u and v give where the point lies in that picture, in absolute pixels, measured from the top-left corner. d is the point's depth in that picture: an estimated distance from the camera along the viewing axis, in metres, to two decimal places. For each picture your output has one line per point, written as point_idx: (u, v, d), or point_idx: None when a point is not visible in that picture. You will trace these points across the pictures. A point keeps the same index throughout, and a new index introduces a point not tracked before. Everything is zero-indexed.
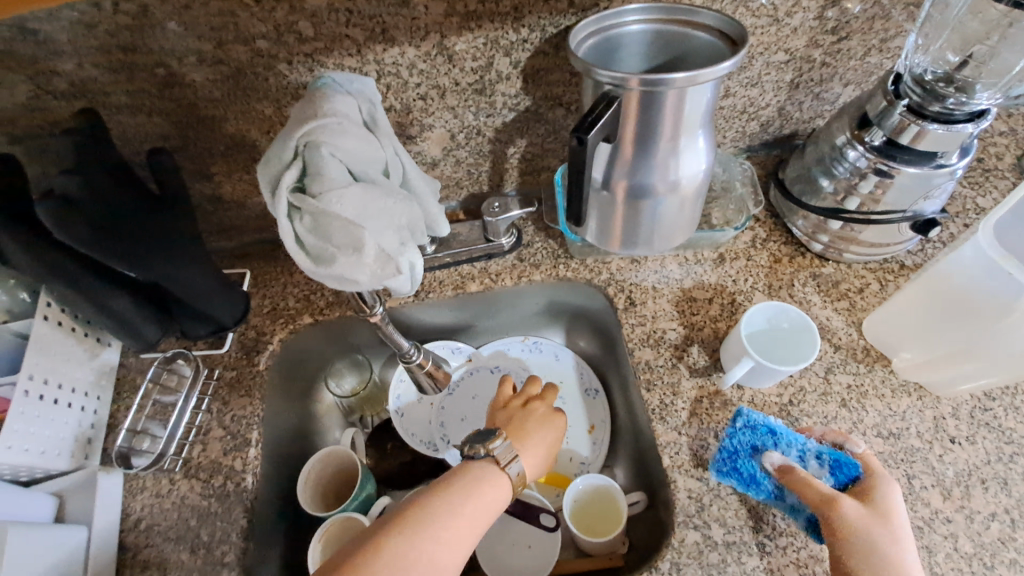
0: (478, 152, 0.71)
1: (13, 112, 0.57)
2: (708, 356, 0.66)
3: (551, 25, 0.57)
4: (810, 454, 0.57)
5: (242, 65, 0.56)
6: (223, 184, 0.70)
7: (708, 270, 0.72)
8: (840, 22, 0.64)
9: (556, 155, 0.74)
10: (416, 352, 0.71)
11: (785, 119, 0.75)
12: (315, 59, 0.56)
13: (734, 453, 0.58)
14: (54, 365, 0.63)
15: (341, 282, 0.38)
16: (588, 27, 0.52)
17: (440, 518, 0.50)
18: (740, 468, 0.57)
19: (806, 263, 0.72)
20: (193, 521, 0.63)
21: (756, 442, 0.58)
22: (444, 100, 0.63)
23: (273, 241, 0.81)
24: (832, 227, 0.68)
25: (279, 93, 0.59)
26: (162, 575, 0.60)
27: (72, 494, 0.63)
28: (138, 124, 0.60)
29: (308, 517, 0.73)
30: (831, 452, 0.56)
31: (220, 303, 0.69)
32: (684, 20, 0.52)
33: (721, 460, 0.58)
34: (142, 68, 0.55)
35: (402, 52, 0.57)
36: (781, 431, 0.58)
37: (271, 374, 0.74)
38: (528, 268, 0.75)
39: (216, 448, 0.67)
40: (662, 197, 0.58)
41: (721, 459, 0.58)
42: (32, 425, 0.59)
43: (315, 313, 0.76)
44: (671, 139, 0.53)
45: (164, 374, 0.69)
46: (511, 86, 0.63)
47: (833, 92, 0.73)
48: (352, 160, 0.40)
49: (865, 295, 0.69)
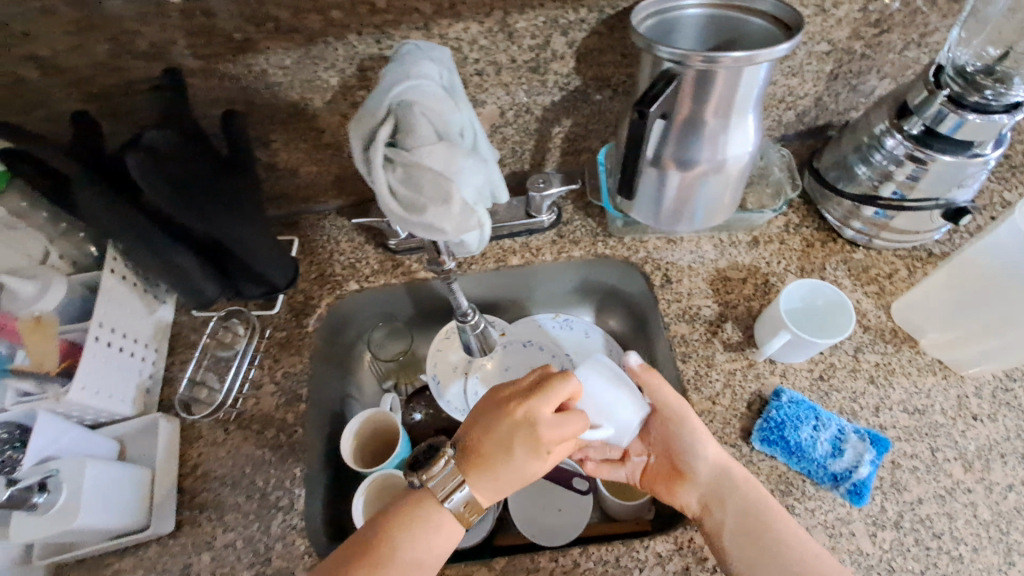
0: (524, 130, 0.74)
1: (90, 72, 0.59)
2: (742, 332, 0.69)
3: (609, 7, 0.60)
4: (848, 431, 0.61)
5: (315, 34, 0.59)
6: (280, 152, 0.73)
7: (742, 252, 0.75)
8: (883, 16, 0.66)
9: (599, 136, 0.77)
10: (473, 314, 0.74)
11: (821, 109, 0.78)
12: (384, 31, 0.59)
13: (781, 423, 0.61)
14: (120, 316, 0.67)
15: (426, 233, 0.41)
16: (649, 8, 0.55)
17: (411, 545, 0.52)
18: (786, 437, 0.60)
19: (837, 248, 0.75)
20: (248, 468, 0.66)
21: (801, 414, 0.61)
22: (499, 76, 0.66)
23: (320, 210, 0.84)
24: (865, 213, 0.71)
25: (346, 63, 0.62)
26: (219, 516, 0.64)
27: (134, 438, 0.66)
28: (209, 89, 0.63)
29: (350, 473, 0.76)
30: (871, 432, 0.61)
31: (272, 264, 0.72)
32: (741, 5, 0.54)
33: (767, 430, 0.61)
34: (221, 34, 0.58)
35: (466, 27, 0.60)
36: (823, 411, 0.62)
37: (318, 336, 0.77)
38: (568, 244, 0.78)
39: (269, 402, 0.70)
40: (708, 175, 0.60)
41: (767, 428, 0.61)
42: (101, 370, 0.63)
43: (361, 280, 0.79)
44: (723, 118, 0.55)
45: (220, 330, 0.74)
46: (564, 65, 0.66)
47: (869, 85, 0.75)
48: (438, 121, 0.43)
49: (893, 280, 0.72)
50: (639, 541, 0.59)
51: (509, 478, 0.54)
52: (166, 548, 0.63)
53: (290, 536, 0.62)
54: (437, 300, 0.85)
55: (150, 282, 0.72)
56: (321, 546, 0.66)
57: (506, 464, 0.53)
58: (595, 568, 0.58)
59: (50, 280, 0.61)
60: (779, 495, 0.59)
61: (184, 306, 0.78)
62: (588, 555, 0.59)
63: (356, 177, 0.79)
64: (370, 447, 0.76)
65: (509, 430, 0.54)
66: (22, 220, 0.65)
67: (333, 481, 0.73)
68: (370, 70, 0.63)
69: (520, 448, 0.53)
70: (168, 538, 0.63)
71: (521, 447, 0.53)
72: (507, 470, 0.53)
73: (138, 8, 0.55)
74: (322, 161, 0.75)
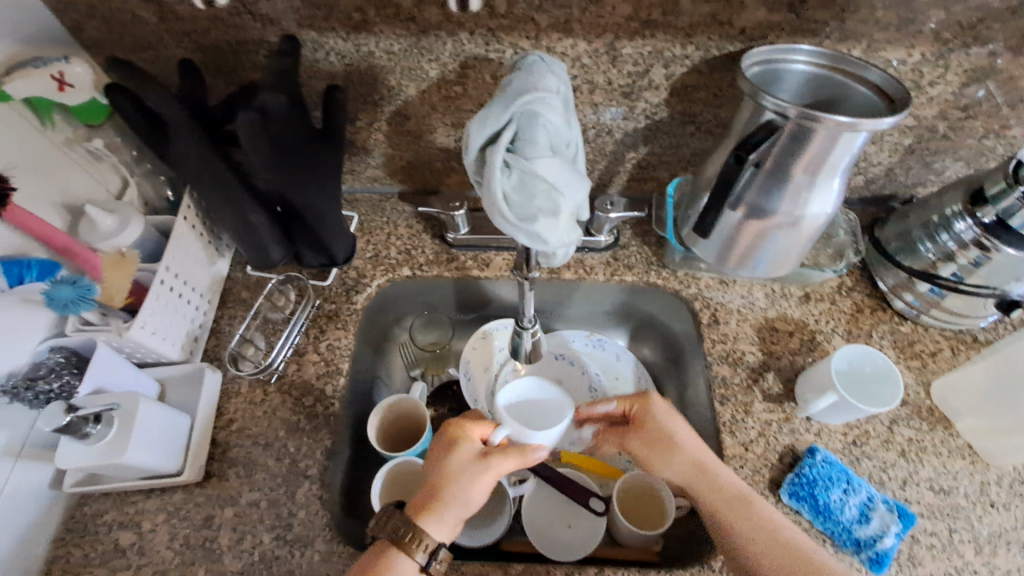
0: (600, 150, 0.75)
1: (206, 25, 0.61)
2: (782, 384, 0.70)
3: (716, 48, 0.61)
4: (877, 500, 0.62)
5: (428, 26, 0.60)
6: (361, 130, 0.74)
7: (793, 305, 0.76)
8: (972, 102, 0.67)
9: (670, 168, 0.78)
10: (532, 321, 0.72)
11: (890, 180, 0.79)
12: (495, 35, 0.61)
13: (812, 480, 0.62)
14: (184, 263, 0.68)
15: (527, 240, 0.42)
16: (759, 56, 0.56)
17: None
18: (815, 495, 0.61)
19: (886, 318, 0.75)
20: (282, 432, 0.67)
21: (832, 476, 0.62)
22: (592, 95, 0.67)
23: (383, 192, 0.85)
24: (919, 288, 0.72)
25: (449, 58, 0.64)
26: (248, 474, 0.65)
27: (176, 383, 0.68)
28: (312, 60, 0.65)
29: (372, 453, 0.77)
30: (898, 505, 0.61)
31: (334, 236, 0.73)
32: (849, 70, 0.55)
33: (797, 484, 0.62)
34: (339, 11, 0.59)
35: (574, 44, 0.61)
36: (854, 477, 0.63)
37: (364, 312, 0.78)
38: (622, 268, 0.79)
39: (310, 370, 0.72)
40: (783, 227, 0.61)
41: (797, 482, 0.62)
42: (161, 312, 0.64)
43: (414, 267, 0.80)
44: (811, 176, 0.56)
45: (276, 293, 0.76)
46: (656, 96, 0.67)
47: (943, 165, 0.76)
48: (555, 135, 0.44)
49: (936, 359, 0.73)
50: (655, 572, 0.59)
51: (460, 510, 0.55)
52: (192, 496, 0.64)
53: (314, 506, 0.63)
54: (480, 299, 0.86)
55: (215, 234, 0.73)
56: (340, 521, 0.67)
57: (449, 496, 0.55)
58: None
59: (129, 218, 0.62)
60: None
61: (239, 262, 0.79)
62: None
63: (426, 167, 0.81)
64: (394, 431, 0.77)
65: (445, 463, 0.56)
66: (110, 154, 0.66)
67: (356, 458, 0.74)
68: (470, 69, 0.65)
69: (457, 476, 0.55)
70: (195, 486, 0.64)
71: (462, 479, 0.55)
72: (454, 503, 0.55)
73: None
74: (398, 145, 0.77)
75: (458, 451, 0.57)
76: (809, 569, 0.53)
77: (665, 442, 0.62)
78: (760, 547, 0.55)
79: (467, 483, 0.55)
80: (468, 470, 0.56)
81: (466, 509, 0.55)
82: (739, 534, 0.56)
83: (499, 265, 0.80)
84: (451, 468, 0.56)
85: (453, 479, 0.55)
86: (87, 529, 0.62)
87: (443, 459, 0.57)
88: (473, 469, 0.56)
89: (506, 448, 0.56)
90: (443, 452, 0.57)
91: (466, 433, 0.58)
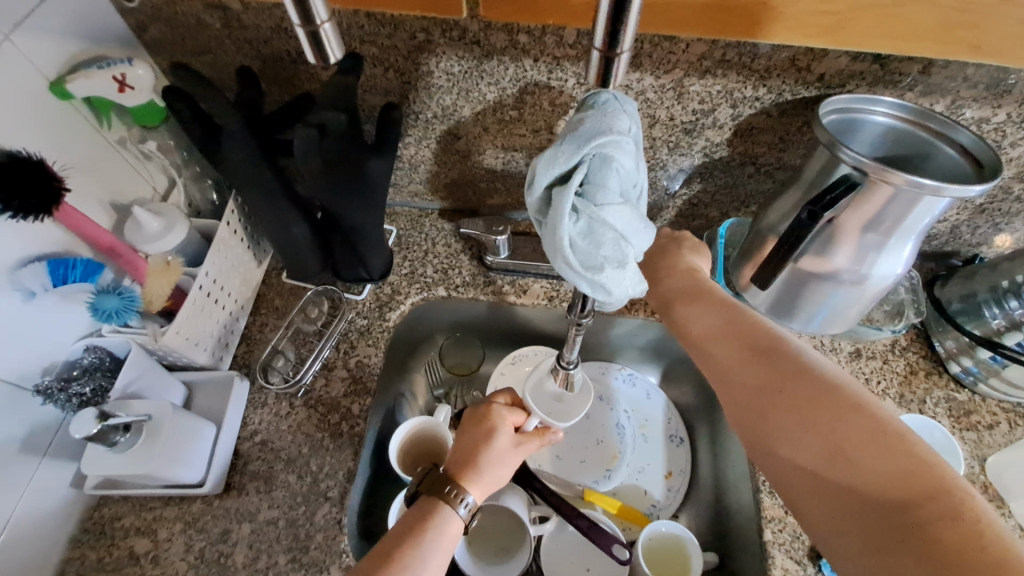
0: (652, 184, 0.73)
1: (269, 34, 0.61)
2: None
3: (789, 92, 0.58)
4: None
5: (492, 50, 0.59)
6: (410, 146, 0.73)
7: (842, 361, 0.72)
8: None
9: (721, 208, 0.75)
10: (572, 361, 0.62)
11: (954, 237, 0.75)
12: (559, 64, 0.59)
13: None
14: (223, 269, 0.67)
15: (590, 289, 0.40)
16: (838, 105, 0.54)
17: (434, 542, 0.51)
18: None
19: (940, 383, 0.71)
20: (305, 449, 0.66)
21: None
22: (651, 130, 0.65)
23: (424, 208, 0.84)
24: (979, 355, 0.68)
25: (509, 83, 0.62)
26: (268, 490, 0.64)
27: (204, 390, 0.67)
28: (371, 75, 0.63)
29: (392, 475, 0.75)
30: None
31: (372, 250, 0.72)
32: (936, 128, 0.52)
33: None
34: (404, 30, 0.58)
35: (641, 78, 0.59)
36: None
37: (394, 331, 0.76)
38: None
39: (337, 387, 0.70)
40: (845, 286, 0.58)
41: None
42: (197, 319, 0.63)
43: (450, 287, 0.78)
44: (883, 236, 0.53)
45: (310, 305, 0.74)
46: (719, 135, 0.65)
47: (1012, 227, 0.72)
48: (626, 179, 0.42)
49: (993, 432, 0.69)
50: None
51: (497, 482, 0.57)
52: (211, 508, 0.62)
53: (332, 531, 0.61)
54: (512, 324, 0.83)
55: (254, 240, 0.73)
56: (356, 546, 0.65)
57: (491, 471, 0.56)
58: None
59: (174, 221, 0.61)
60: None
61: (274, 269, 0.78)
62: None
63: (470, 186, 0.79)
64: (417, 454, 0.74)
65: (486, 441, 0.57)
66: (160, 155, 0.66)
67: (375, 479, 0.72)
68: (529, 94, 0.63)
69: (498, 455, 0.57)
70: (214, 498, 0.63)
71: (504, 458, 0.57)
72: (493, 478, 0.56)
73: None
74: (445, 164, 0.75)
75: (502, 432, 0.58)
76: (859, 425, 0.45)
77: (772, 350, 0.52)
78: (796, 444, 0.47)
79: (506, 462, 0.57)
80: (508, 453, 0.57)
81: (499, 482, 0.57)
82: (801, 443, 0.47)
83: (537, 293, 0.78)
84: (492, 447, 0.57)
85: (495, 457, 0.57)
86: (104, 532, 0.61)
87: (484, 437, 0.57)
88: (512, 453, 0.58)
89: (535, 431, 0.60)
90: (481, 432, 0.58)
91: (506, 414, 0.59)
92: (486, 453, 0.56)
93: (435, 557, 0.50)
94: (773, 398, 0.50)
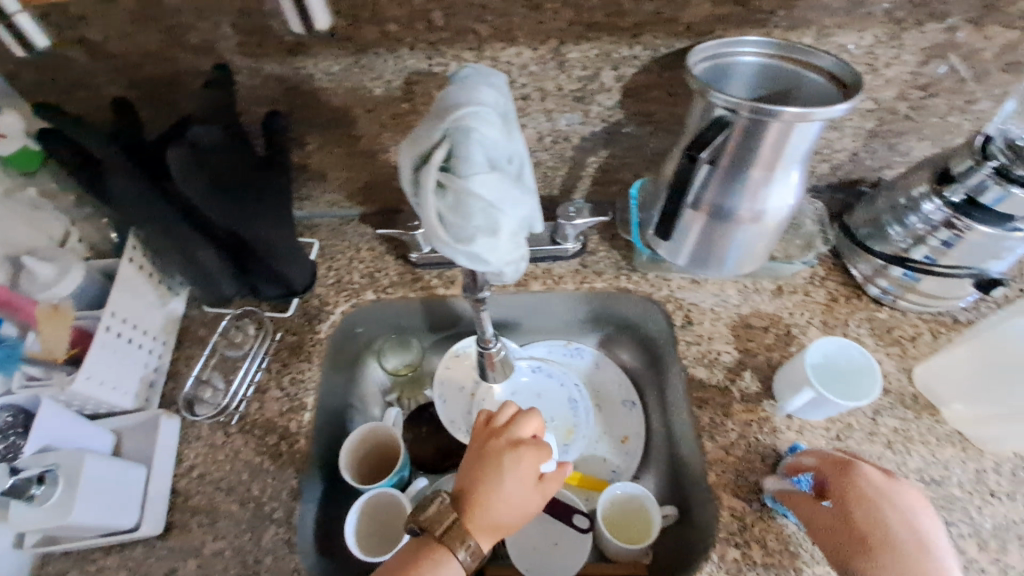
0: (560, 156, 0.73)
1: (138, 60, 0.59)
2: (760, 382, 0.68)
3: (664, 46, 0.59)
4: None
5: (366, 44, 0.58)
6: (312, 155, 0.72)
7: (766, 300, 0.74)
8: (931, 80, 0.65)
9: (633, 170, 0.76)
10: (495, 342, 0.72)
11: (856, 166, 0.77)
12: (436, 48, 0.59)
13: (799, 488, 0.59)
14: (132, 306, 0.65)
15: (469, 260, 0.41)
16: (706, 52, 0.55)
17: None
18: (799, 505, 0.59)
19: (861, 306, 0.74)
20: (245, 475, 0.65)
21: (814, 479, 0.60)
22: (544, 102, 0.66)
23: (344, 215, 0.83)
24: (893, 274, 0.71)
25: (392, 75, 0.61)
26: (210, 522, 0.62)
27: (130, 432, 0.64)
28: (251, 87, 0.62)
29: (346, 486, 0.74)
30: None
31: (290, 267, 0.70)
32: (800, 59, 0.54)
33: (780, 495, 0.59)
34: (272, 35, 0.57)
35: (519, 52, 0.59)
36: None
37: (329, 343, 0.75)
38: (590, 275, 0.77)
39: (273, 408, 0.69)
40: (746, 224, 0.59)
41: (781, 492, 0.59)
42: (109, 360, 0.62)
43: (379, 290, 0.77)
44: (768, 171, 0.55)
45: (232, 330, 0.73)
46: (610, 98, 0.65)
47: (908, 146, 0.74)
48: (492, 149, 0.42)
49: (916, 344, 0.71)
50: None
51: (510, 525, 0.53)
52: (154, 551, 0.60)
53: (282, 551, 0.60)
54: (448, 317, 0.83)
55: (165, 273, 0.71)
56: (313, 563, 0.63)
57: (512, 519, 0.51)
58: None
59: (69, 265, 0.60)
60: (787, 557, 0.58)
61: (195, 299, 0.76)
62: None
63: (383, 187, 0.78)
64: (369, 462, 0.75)
65: (509, 483, 0.52)
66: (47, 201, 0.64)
67: (328, 494, 0.71)
68: (416, 84, 0.62)
69: (518, 498, 0.52)
70: (156, 539, 0.61)
71: (528, 502, 0.52)
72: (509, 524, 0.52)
73: (195, 3, 0.55)
74: (352, 167, 0.74)
75: (529, 473, 0.52)
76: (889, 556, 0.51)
77: (861, 500, 0.54)
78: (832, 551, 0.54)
79: (529, 509, 0.53)
80: (533, 500, 0.52)
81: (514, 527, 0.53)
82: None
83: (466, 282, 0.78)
84: (517, 491, 0.52)
85: (517, 503, 0.52)
86: None
87: (507, 469, 0.52)
88: (535, 499, 0.53)
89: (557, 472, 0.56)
90: (506, 472, 0.52)
91: (530, 447, 0.54)
92: (508, 498, 0.51)
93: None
94: (876, 555, 0.51)
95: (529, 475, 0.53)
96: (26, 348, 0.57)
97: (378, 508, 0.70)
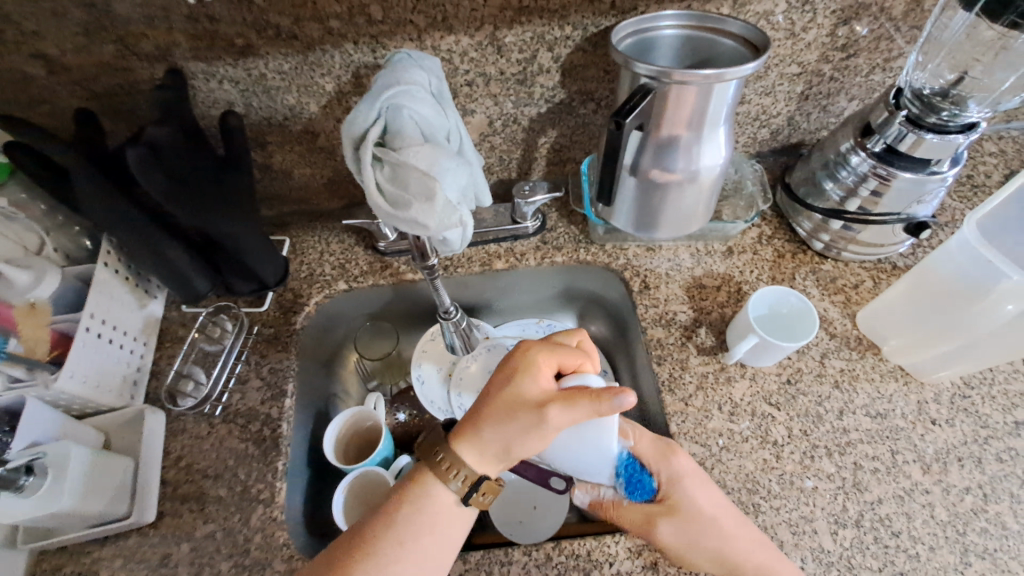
0: (511, 139, 0.77)
1: (95, 71, 0.63)
2: (715, 336, 0.72)
3: (593, 25, 0.64)
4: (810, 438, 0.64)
5: (313, 41, 0.62)
6: (274, 154, 0.76)
7: (717, 261, 0.78)
8: (849, 41, 0.69)
9: (582, 148, 0.80)
10: (454, 310, 0.75)
11: (794, 128, 0.81)
12: (379, 41, 0.63)
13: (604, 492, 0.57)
14: (110, 308, 0.68)
15: (413, 226, 0.47)
16: (628, 27, 0.59)
17: (425, 521, 0.50)
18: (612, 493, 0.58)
19: (806, 260, 0.78)
20: (230, 462, 0.67)
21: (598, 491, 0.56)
22: (488, 87, 0.69)
23: (313, 212, 0.87)
24: (832, 227, 0.74)
25: (341, 70, 0.65)
26: (200, 507, 0.65)
27: (118, 429, 0.67)
28: (208, 91, 0.67)
29: (331, 469, 0.77)
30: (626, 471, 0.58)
31: (263, 263, 0.73)
32: (714, 27, 0.58)
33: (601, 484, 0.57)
34: (222, 39, 0.61)
35: (457, 40, 0.64)
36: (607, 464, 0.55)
37: (305, 334, 0.78)
38: (551, 250, 0.81)
39: (254, 396, 0.72)
40: (684, 184, 0.63)
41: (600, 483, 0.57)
42: (92, 359, 0.64)
43: (350, 279, 0.80)
44: (697, 131, 0.58)
45: (209, 325, 0.76)
46: (550, 79, 0.69)
47: (839, 106, 0.78)
48: (426, 124, 0.49)
49: (860, 291, 0.75)
50: (610, 536, 0.60)
51: (506, 447, 0.50)
52: (147, 538, 0.63)
53: (269, 528, 0.63)
54: (419, 301, 0.87)
55: (141, 276, 0.74)
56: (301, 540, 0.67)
57: (494, 429, 0.50)
58: (567, 562, 0.59)
59: (43, 271, 0.64)
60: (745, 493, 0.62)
61: (174, 301, 0.79)
62: (560, 549, 0.60)
63: (347, 181, 0.81)
64: (353, 446, 0.76)
65: (497, 393, 0.51)
66: (20, 212, 0.67)
67: (314, 476, 0.74)
68: (363, 77, 0.66)
69: (516, 420, 0.49)
70: (149, 528, 0.64)
71: (517, 416, 0.49)
72: (496, 438, 0.50)
73: (147, 13, 0.58)
74: (314, 164, 0.78)
75: (520, 386, 0.51)
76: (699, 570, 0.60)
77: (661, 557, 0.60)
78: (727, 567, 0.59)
79: (517, 421, 0.49)
80: (519, 410, 0.49)
81: (513, 448, 0.50)
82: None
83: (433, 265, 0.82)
84: (503, 401, 0.51)
85: (498, 414, 0.50)
86: None
87: (509, 387, 0.51)
88: (524, 412, 0.49)
89: (579, 392, 0.48)
90: (507, 379, 0.52)
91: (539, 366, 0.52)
92: (492, 410, 0.50)
93: (427, 538, 0.49)
94: None
95: (534, 394, 0.50)
96: (8, 348, 0.59)
97: (364, 487, 0.71)
